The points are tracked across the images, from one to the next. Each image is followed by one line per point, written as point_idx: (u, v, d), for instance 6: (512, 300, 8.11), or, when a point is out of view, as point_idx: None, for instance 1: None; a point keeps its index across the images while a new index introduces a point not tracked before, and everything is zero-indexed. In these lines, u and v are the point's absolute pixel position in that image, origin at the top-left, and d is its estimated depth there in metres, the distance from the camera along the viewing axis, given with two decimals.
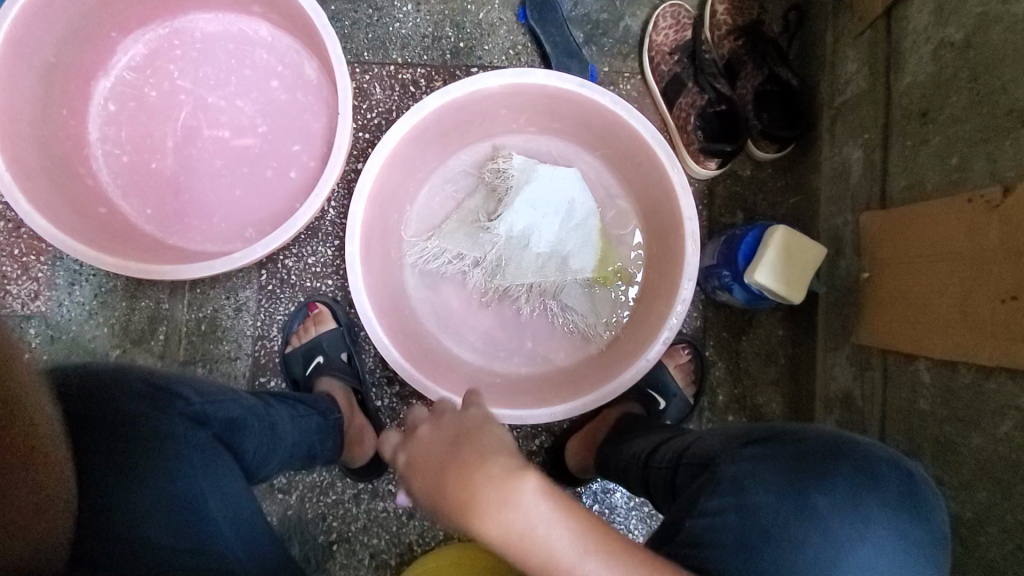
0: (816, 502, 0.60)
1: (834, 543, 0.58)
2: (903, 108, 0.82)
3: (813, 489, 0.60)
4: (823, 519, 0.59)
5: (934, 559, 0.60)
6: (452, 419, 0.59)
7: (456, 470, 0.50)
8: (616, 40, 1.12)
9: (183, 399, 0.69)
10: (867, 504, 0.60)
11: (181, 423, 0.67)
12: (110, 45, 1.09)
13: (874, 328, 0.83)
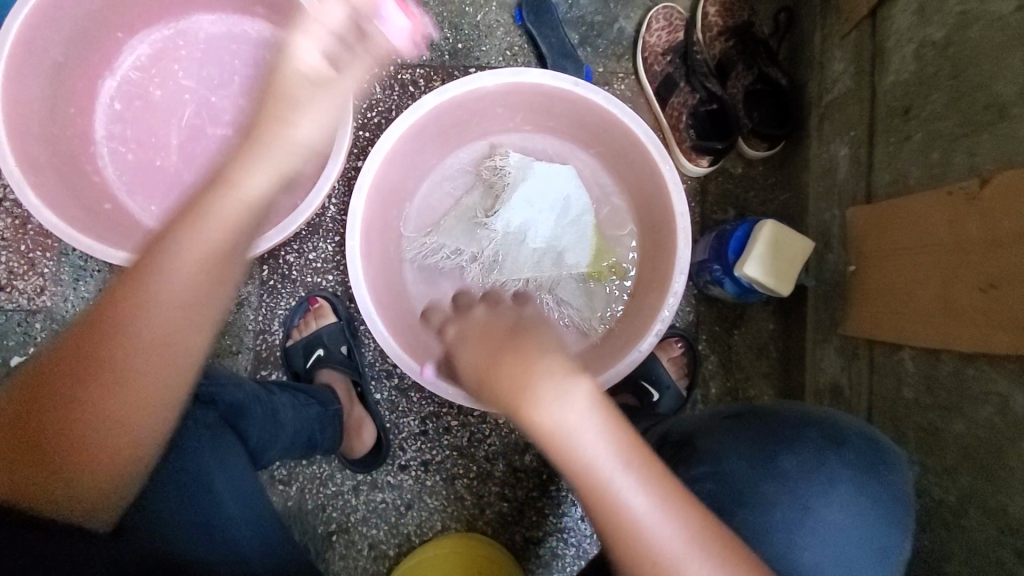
0: (784, 464, 0.70)
1: (797, 497, 0.69)
2: (887, 105, 0.85)
3: (781, 454, 0.71)
4: (788, 478, 0.70)
5: (891, 509, 0.70)
6: (509, 309, 0.65)
7: (515, 362, 0.57)
8: (611, 41, 1.15)
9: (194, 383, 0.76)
10: (829, 463, 0.71)
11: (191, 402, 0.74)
12: (116, 46, 1.12)
13: (860, 319, 0.86)
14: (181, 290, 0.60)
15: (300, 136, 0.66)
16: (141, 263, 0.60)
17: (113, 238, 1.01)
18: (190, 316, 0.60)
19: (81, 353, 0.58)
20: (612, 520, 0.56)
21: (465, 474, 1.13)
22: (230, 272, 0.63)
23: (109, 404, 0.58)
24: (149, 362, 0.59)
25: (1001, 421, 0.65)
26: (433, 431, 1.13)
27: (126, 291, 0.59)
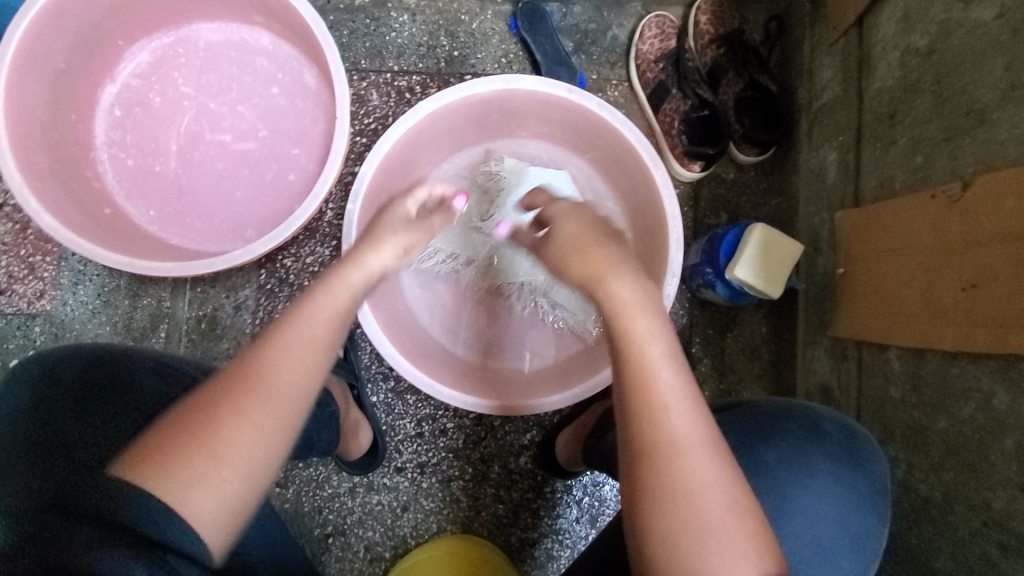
0: (765, 456, 0.72)
1: (777, 489, 0.70)
2: (874, 111, 0.86)
3: (762, 446, 0.72)
4: (769, 469, 0.71)
5: (871, 500, 0.72)
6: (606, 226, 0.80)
7: (599, 255, 0.69)
8: (604, 49, 1.17)
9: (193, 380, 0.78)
10: (810, 455, 0.72)
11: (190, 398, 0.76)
12: (117, 54, 1.13)
13: (849, 321, 0.87)
14: (307, 349, 0.65)
15: (385, 264, 0.75)
16: (274, 327, 0.66)
17: (112, 241, 1.02)
18: (312, 376, 0.65)
19: (222, 401, 0.61)
20: (645, 403, 0.61)
21: (460, 476, 1.14)
22: (340, 343, 0.69)
23: (239, 445, 0.59)
24: (277, 406, 0.62)
25: (983, 417, 0.66)
26: (429, 433, 1.14)
27: (262, 349, 0.64)
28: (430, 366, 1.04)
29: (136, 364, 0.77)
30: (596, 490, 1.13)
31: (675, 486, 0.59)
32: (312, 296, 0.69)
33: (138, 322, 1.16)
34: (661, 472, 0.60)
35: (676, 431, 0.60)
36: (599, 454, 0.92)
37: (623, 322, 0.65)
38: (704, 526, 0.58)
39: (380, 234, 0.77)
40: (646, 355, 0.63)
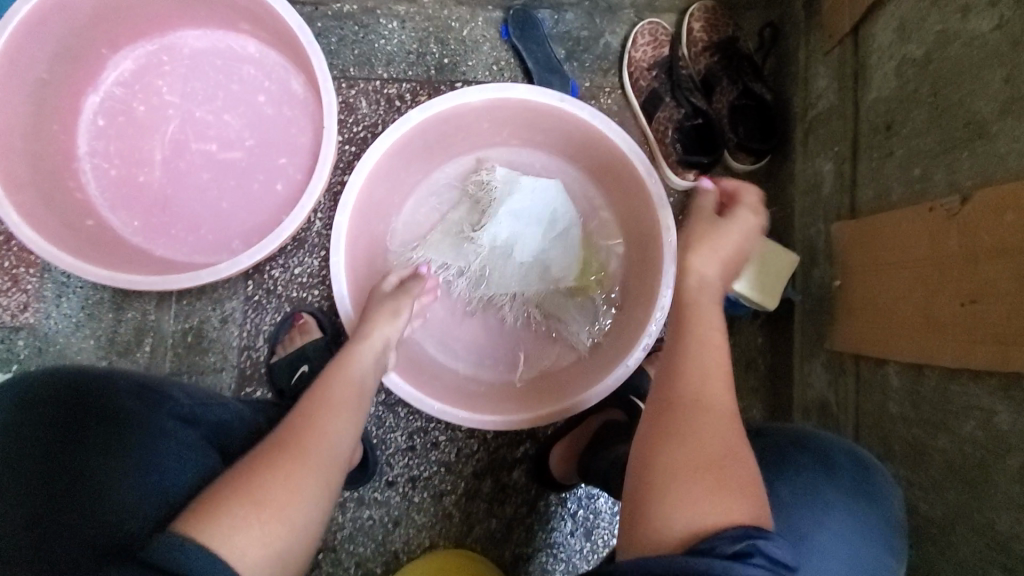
0: (779, 491, 0.67)
1: (795, 527, 0.65)
2: (869, 121, 0.85)
3: (776, 481, 0.68)
4: (784, 505, 0.66)
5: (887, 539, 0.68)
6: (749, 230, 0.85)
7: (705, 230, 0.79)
8: (597, 57, 1.15)
9: (176, 403, 0.75)
10: (824, 489, 0.68)
11: (172, 421, 0.72)
12: (100, 62, 1.11)
13: (847, 334, 0.85)
14: (333, 414, 0.74)
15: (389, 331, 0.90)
16: (305, 404, 0.76)
17: (93, 256, 0.99)
18: (340, 437, 0.73)
19: (262, 462, 0.66)
20: (688, 365, 0.67)
21: (452, 490, 1.11)
22: (360, 410, 0.78)
23: (280, 496, 0.63)
24: (309, 455, 0.68)
25: (984, 436, 0.65)
26: (421, 447, 1.12)
27: (296, 421, 0.73)
28: (421, 380, 1.02)
29: (116, 387, 0.72)
30: (591, 503, 1.11)
31: (688, 426, 0.61)
32: (333, 372, 0.81)
33: (122, 335, 1.13)
34: (678, 417, 0.62)
35: (702, 390, 0.64)
36: (592, 471, 0.90)
37: (699, 303, 0.74)
38: (706, 463, 0.58)
39: (372, 315, 0.90)
40: (708, 331, 0.70)
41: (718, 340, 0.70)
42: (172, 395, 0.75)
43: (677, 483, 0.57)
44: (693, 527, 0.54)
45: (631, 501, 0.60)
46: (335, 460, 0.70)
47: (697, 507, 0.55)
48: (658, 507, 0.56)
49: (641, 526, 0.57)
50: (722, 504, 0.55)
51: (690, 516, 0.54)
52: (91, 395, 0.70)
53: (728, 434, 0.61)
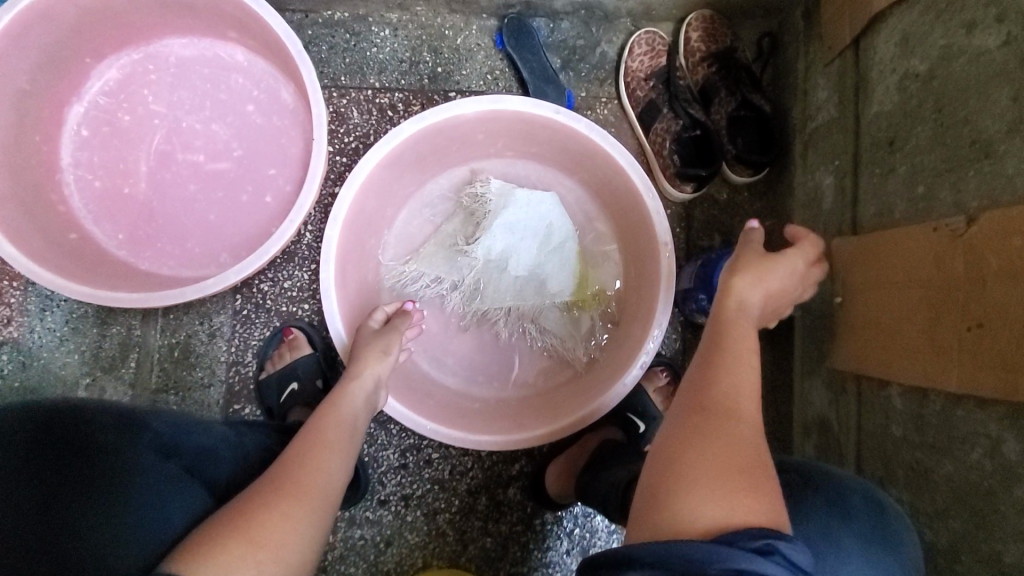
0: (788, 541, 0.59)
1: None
2: (871, 135, 0.84)
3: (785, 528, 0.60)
4: None
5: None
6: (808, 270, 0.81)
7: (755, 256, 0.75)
8: (593, 66, 1.13)
9: (154, 433, 0.66)
10: (838, 537, 0.60)
11: (149, 454, 0.64)
12: (84, 71, 1.08)
13: (849, 352, 0.84)
14: (325, 453, 0.75)
15: (381, 371, 0.90)
16: (297, 443, 0.76)
17: (75, 271, 0.96)
18: (332, 476, 0.74)
19: (256, 498, 0.66)
20: (718, 381, 0.65)
21: (446, 509, 1.09)
22: (350, 450, 0.80)
23: (275, 531, 0.63)
24: (305, 495, 0.69)
25: (991, 464, 0.63)
26: (414, 465, 1.09)
27: (288, 460, 0.73)
28: (413, 398, 0.99)
29: (87, 411, 0.64)
30: (588, 521, 1.09)
31: (712, 433, 0.59)
32: (325, 413, 0.82)
33: (106, 351, 1.10)
34: (703, 423, 0.61)
35: (732, 403, 0.63)
36: (589, 493, 0.87)
37: (739, 326, 0.70)
38: (727, 468, 0.56)
39: (362, 354, 0.91)
40: (746, 359, 0.67)
41: (752, 366, 0.67)
42: (152, 425, 0.67)
43: (695, 482, 0.55)
44: (707, 522, 0.52)
45: (646, 497, 0.59)
46: (328, 502, 0.71)
47: (713, 504, 0.53)
48: (673, 503, 0.55)
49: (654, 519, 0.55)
50: (738, 508, 0.53)
51: (706, 513, 0.53)
52: (57, 425, 0.61)
53: (754, 447, 0.59)
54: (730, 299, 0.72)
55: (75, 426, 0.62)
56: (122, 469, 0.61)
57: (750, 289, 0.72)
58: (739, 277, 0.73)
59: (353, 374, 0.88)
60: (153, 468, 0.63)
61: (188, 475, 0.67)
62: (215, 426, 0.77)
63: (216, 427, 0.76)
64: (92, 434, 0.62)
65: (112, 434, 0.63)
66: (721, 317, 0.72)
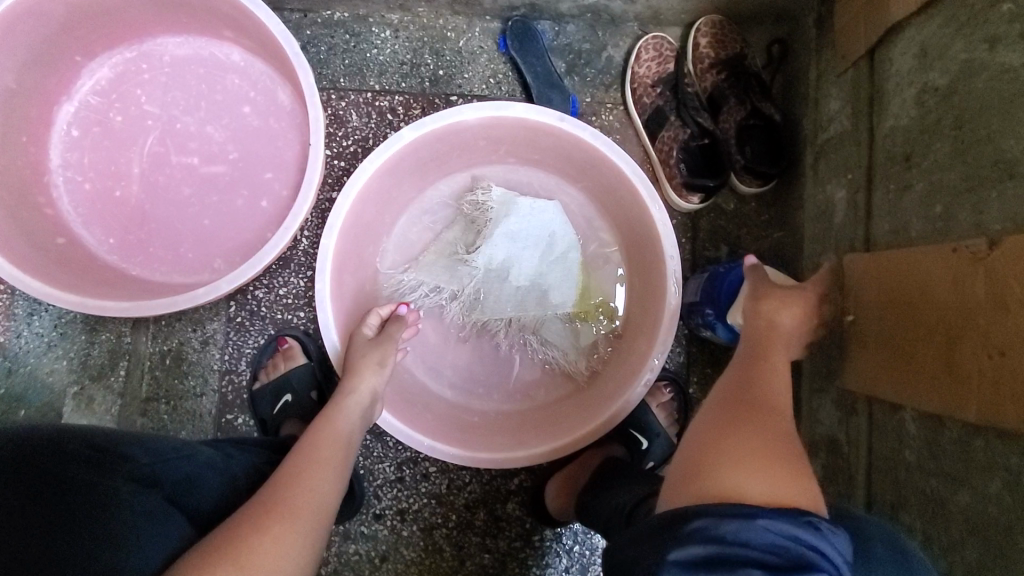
0: None
1: None
2: (886, 149, 0.81)
3: None
4: None
5: None
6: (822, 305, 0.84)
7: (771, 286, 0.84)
8: (599, 71, 1.10)
9: (134, 461, 0.62)
10: None
11: (129, 484, 0.60)
12: (74, 70, 1.05)
13: (860, 372, 0.81)
14: (319, 472, 0.73)
15: (378, 385, 0.87)
16: (291, 460, 0.74)
17: (61, 278, 0.94)
18: (325, 496, 0.71)
19: (246, 521, 0.63)
20: (755, 390, 0.74)
21: (443, 524, 1.07)
22: (344, 467, 0.77)
23: (265, 555, 0.60)
24: (299, 516, 0.66)
25: (1010, 497, 0.60)
26: (410, 478, 1.07)
27: (280, 478, 0.70)
28: (409, 411, 0.97)
29: (64, 443, 0.60)
30: (588, 538, 1.07)
31: (753, 428, 0.66)
32: (319, 430, 0.80)
33: (96, 358, 1.08)
34: (744, 419, 0.68)
35: (771, 408, 0.71)
36: (590, 514, 0.85)
37: (765, 343, 0.81)
38: (766, 454, 0.62)
39: (357, 367, 0.87)
40: (780, 378, 0.76)
41: (788, 387, 0.75)
42: (131, 453, 0.63)
43: (737, 461, 0.61)
44: (749, 493, 0.57)
45: (686, 470, 0.64)
46: (320, 524, 0.68)
47: (754, 479, 0.58)
48: (714, 474, 0.60)
49: (692, 485, 0.60)
50: (778, 488, 0.58)
51: (748, 485, 0.58)
52: (31, 459, 0.57)
53: (790, 446, 0.65)
54: (761, 318, 0.82)
55: (48, 460, 0.58)
56: (100, 500, 0.57)
57: (781, 310, 0.81)
58: (770, 300, 0.82)
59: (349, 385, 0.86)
60: (132, 498, 0.59)
61: (169, 504, 0.62)
62: (204, 445, 0.74)
63: (204, 446, 0.73)
64: (65, 469, 0.58)
65: (86, 468, 0.59)
66: (755, 337, 0.82)
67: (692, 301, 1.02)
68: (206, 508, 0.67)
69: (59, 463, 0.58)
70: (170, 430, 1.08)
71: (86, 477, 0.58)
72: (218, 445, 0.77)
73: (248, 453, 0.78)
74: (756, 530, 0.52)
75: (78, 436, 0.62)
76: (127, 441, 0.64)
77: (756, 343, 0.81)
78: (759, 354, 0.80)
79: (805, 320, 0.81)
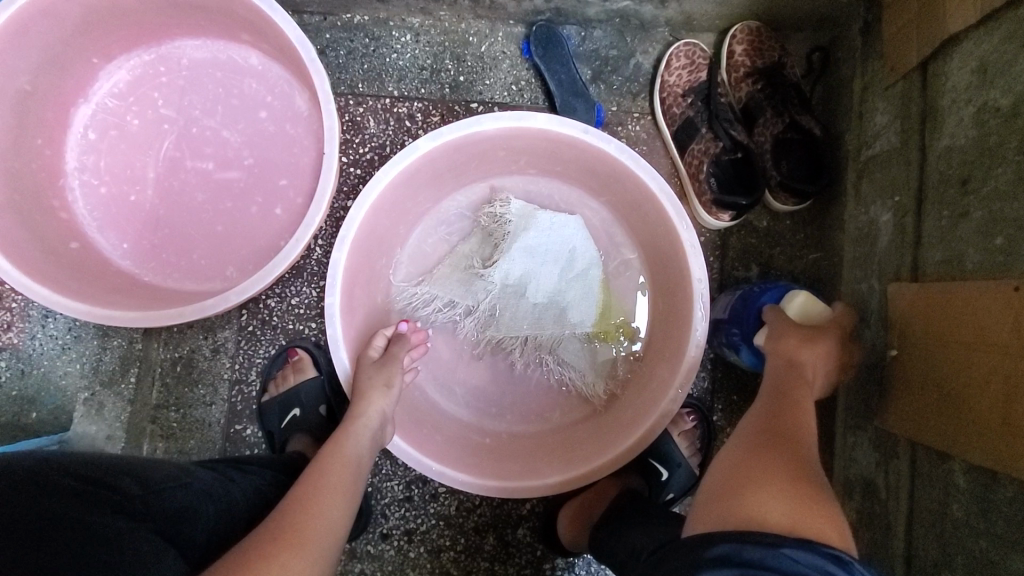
0: None
1: None
2: (939, 173, 0.74)
3: None
4: None
5: None
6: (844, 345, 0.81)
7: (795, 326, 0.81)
8: (626, 79, 1.05)
9: (125, 494, 0.60)
10: None
11: (117, 518, 0.58)
12: (91, 72, 1.04)
13: (904, 415, 0.75)
14: (329, 499, 0.70)
15: (386, 408, 0.85)
16: (300, 486, 0.71)
17: (69, 285, 0.92)
18: (335, 524, 0.68)
19: (252, 551, 0.60)
20: (785, 421, 0.68)
21: (450, 547, 1.03)
22: (354, 494, 0.74)
23: None
24: (304, 540, 0.63)
25: None
26: (418, 498, 1.04)
27: (288, 504, 0.68)
28: (419, 433, 0.93)
29: (49, 476, 0.58)
30: (601, 571, 1.03)
31: (781, 460, 0.61)
32: (329, 453, 0.77)
33: (107, 364, 1.06)
34: (772, 450, 0.63)
35: (798, 442, 0.65)
36: (603, 551, 0.81)
37: (789, 382, 0.75)
38: (795, 484, 0.56)
39: (363, 390, 0.85)
40: (809, 415, 0.70)
41: (813, 423, 0.70)
42: (122, 486, 0.61)
43: (765, 491, 0.55)
44: (779, 521, 0.51)
45: (710, 497, 0.58)
46: (329, 552, 0.65)
47: (783, 507, 0.53)
48: (738, 503, 0.55)
49: (716, 515, 0.55)
50: (808, 518, 0.52)
51: (778, 514, 0.52)
52: (17, 491, 0.55)
53: (819, 478, 0.59)
54: (781, 355, 0.79)
55: (30, 493, 0.55)
56: (85, 534, 0.54)
57: (800, 352, 0.78)
58: (789, 339, 0.79)
59: (358, 404, 0.84)
60: (120, 533, 0.56)
61: (160, 539, 0.60)
62: (203, 470, 0.72)
63: (202, 471, 0.71)
64: (50, 501, 0.55)
65: (71, 502, 0.56)
66: (778, 373, 0.77)
67: (720, 316, 0.97)
68: (200, 540, 0.65)
69: (41, 495, 0.56)
70: (179, 438, 1.07)
71: (69, 512, 0.55)
72: (217, 467, 0.75)
73: (248, 479, 0.76)
74: (779, 558, 0.46)
75: (62, 468, 0.59)
76: (117, 474, 0.62)
77: (781, 378, 0.76)
78: (784, 387, 0.75)
79: (823, 363, 0.79)
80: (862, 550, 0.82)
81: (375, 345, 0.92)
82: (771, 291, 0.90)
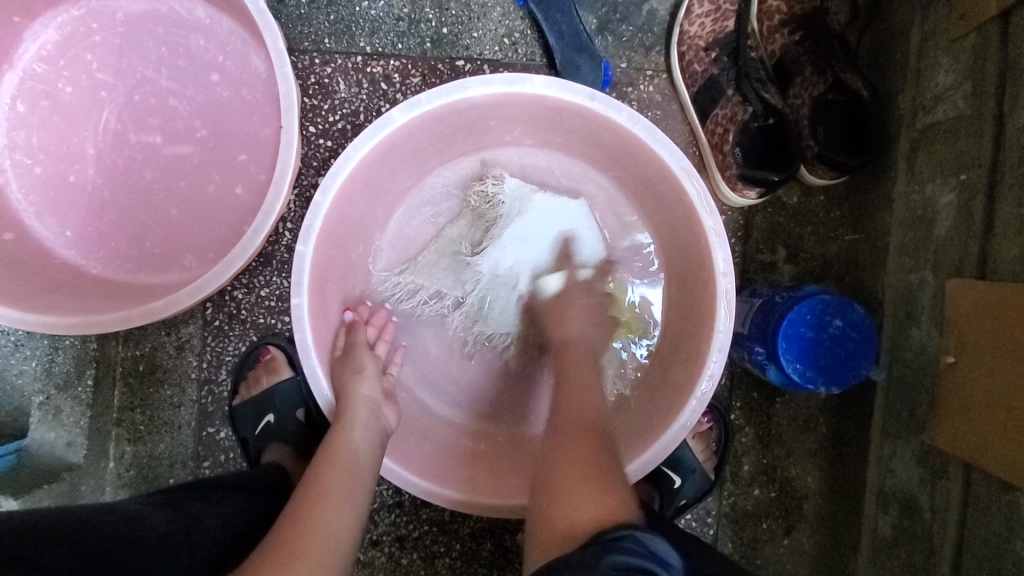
0: None
1: None
2: (1020, 148, 0.61)
3: None
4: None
5: None
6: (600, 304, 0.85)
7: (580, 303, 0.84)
8: (638, 29, 0.90)
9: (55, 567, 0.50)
10: None
11: None
12: (14, 33, 0.89)
13: (960, 431, 0.65)
14: (332, 506, 0.66)
15: (369, 391, 0.78)
16: (297, 495, 0.67)
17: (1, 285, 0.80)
18: (340, 530, 0.65)
19: None
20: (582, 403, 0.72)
21: (446, 553, 0.96)
22: (363, 493, 0.70)
23: None
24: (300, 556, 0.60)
25: None
26: (410, 503, 0.96)
27: (286, 519, 0.64)
28: (405, 445, 0.83)
29: None
30: None
31: (575, 454, 0.67)
32: (324, 453, 0.72)
33: (61, 365, 0.94)
34: (562, 450, 0.68)
35: (582, 421, 0.71)
36: None
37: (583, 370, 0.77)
38: (589, 476, 0.63)
39: (344, 386, 0.77)
40: (593, 389, 0.74)
41: (583, 386, 0.76)
42: (52, 559, 0.52)
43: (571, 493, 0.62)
44: (587, 525, 0.57)
45: (542, 529, 0.61)
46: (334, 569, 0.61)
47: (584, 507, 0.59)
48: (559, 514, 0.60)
49: (553, 544, 0.58)
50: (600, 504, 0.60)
51: (582, 518, 0.58)
52: None
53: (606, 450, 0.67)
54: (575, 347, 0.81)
55: None
56: None
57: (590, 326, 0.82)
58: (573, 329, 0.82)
59: (344, 402, 0.76)
60: None
61: None
62: (157, 512, 0.63)
63: (155, 516, 0.62)
64: None
65: None
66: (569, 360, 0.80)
67: (739, 330, 0.85)
68: None
69: None
70: (148, 442, 0.98)
71: None
72: (173, 503, 0.66)
73: (212, 514, 0.67)
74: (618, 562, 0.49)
75: None
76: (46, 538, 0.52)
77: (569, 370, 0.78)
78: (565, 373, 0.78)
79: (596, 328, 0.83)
80: (900, 570, 0.74)
81: (353, 332, 0.83)
82: (798, 306, 0.74)
